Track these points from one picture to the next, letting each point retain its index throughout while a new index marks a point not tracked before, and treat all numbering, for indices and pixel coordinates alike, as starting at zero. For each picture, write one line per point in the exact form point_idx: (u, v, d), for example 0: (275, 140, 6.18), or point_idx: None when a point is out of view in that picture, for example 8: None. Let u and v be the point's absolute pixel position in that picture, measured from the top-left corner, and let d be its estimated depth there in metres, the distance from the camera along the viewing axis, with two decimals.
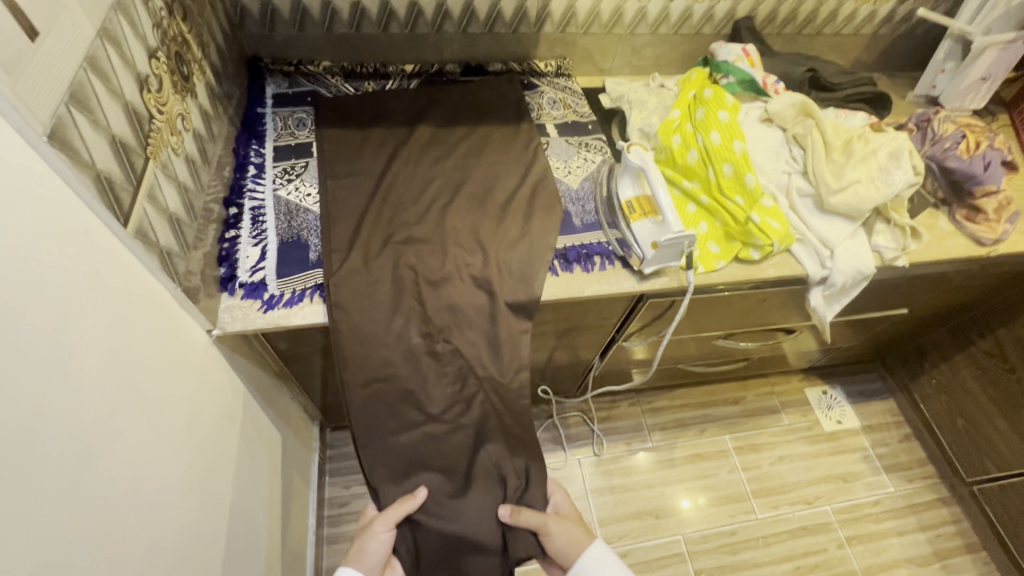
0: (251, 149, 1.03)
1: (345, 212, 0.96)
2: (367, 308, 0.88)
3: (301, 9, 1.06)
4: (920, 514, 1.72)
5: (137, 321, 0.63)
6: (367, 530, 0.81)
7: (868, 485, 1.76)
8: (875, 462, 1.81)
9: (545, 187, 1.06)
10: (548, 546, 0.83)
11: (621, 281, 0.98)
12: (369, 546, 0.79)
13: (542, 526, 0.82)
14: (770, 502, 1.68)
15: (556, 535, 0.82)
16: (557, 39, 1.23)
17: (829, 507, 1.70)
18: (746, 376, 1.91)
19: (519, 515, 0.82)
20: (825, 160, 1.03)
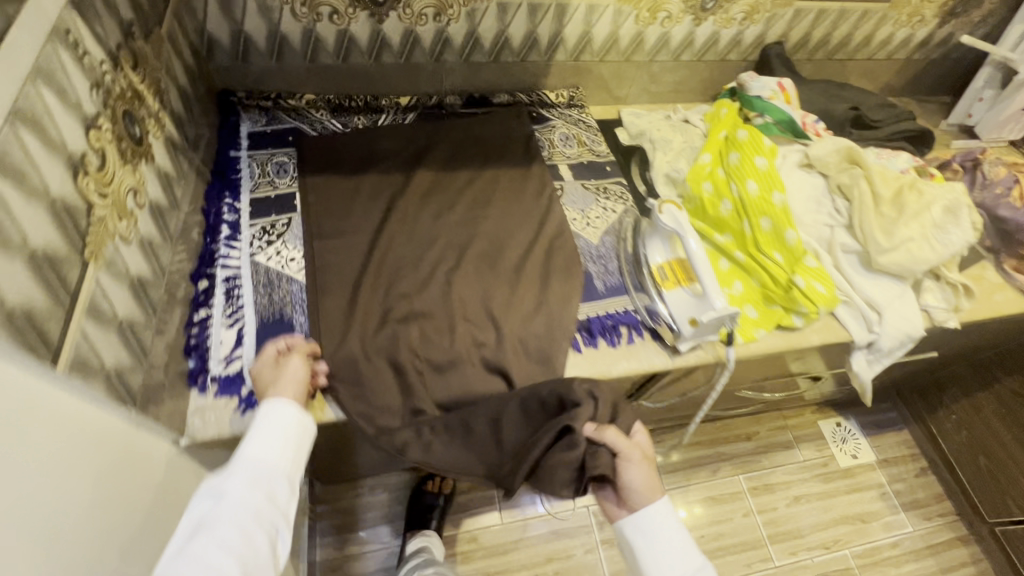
0: (224, 204, 0.89)
1: (335, 282, 0.83)
2: (364, 404, 0.75)
3: (280, 38, 0.91)
4: (939, 555, 1.67)
5: (101, 445, 0.50)
6: (266, 377, 0.68)
7: (886, 525, 1.69)
8: (892, 499, 1.74)
9: (562, 244, 0.94)
10: (620, 480, 0.69)
11: (652, 356, 0.86)
12: (280, 377, 0.67)
13: (626, 451, 0.69)
14: (788, 549, 1.60)
15: (634, 467, 0.68)
16: (570, 67, 1.10)
17: (847, 551, 1.63)
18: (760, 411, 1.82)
19: (607, 430, 0.69)
20: (873, 214, 0.93)
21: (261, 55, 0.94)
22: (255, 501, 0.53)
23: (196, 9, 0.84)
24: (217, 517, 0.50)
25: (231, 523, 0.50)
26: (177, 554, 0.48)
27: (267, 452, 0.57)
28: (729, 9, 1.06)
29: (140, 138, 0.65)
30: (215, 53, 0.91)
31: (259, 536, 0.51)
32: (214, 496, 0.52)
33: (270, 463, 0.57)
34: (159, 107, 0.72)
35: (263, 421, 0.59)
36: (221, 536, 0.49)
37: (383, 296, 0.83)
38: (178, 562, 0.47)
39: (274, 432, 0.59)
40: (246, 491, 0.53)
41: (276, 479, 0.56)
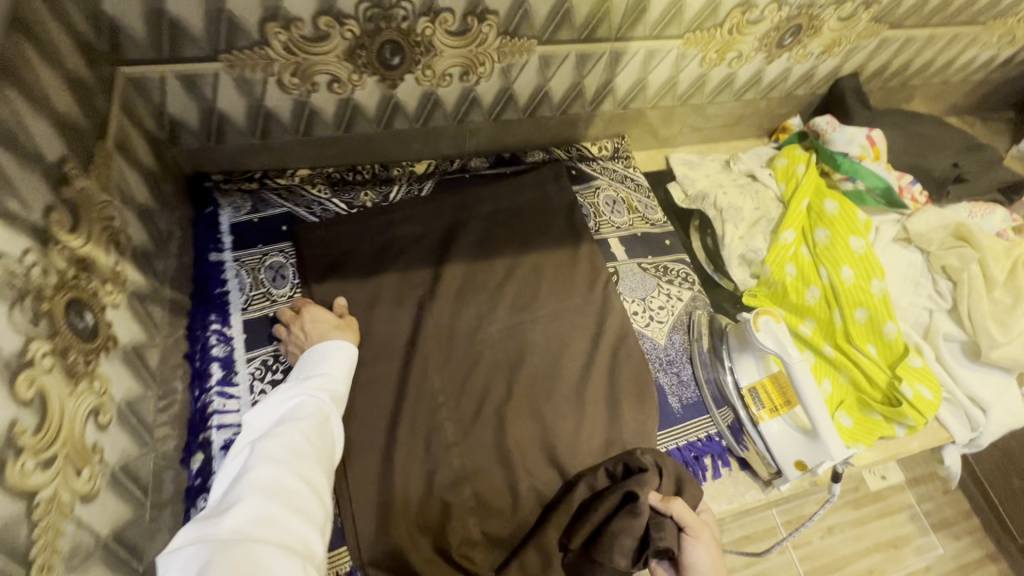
0: (210, 333, 0.69)
1: (364, 435, 0.68)
2: None
3: (265, 114, 0.71)
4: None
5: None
6: (310, 327, 0.68)
7: (918, 549, 1.46)
8: (923, 520, 1.50)
9: (628, 352, 0.79)
10: (683, 557, 0.63)
11: (743, 491, 0.74)
12: (333, 326, 0.69)
13: (694, 527, 0.63)
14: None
15: (702, 546, 0.62)
16: (616, 116, 0.92)
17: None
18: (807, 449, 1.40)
19: (673, 501, 0.64)
20: (987, 301, 0.79)
21: (240, 134, 0.73)
22: (324, 407, 0.61)
23: (151, 90, 0.63)
24: (296, 415, 0.58)
25: (315, 434, 0.57)
26: (265, 436, 0.55)
27: (334, 372, 0.64)
28: (808, 43, 0.88)
29: (94, 328, 0.47)
30: (181, 136, 0.70)
31: (329, 438, 0.58)
32: (290, 402, 0.59)
33: (334, 384, 0.64)
34: (115, 258, 0.53)
35: (327, 350, 0.66)
36: (304, 431, 0.56)
37: (425, 447, 0.68)
38: (266, 442, 0.54)
39: (335, 358, 0.66)
40: (316, 402, 0.60)
41: (338, 396, 0.63)
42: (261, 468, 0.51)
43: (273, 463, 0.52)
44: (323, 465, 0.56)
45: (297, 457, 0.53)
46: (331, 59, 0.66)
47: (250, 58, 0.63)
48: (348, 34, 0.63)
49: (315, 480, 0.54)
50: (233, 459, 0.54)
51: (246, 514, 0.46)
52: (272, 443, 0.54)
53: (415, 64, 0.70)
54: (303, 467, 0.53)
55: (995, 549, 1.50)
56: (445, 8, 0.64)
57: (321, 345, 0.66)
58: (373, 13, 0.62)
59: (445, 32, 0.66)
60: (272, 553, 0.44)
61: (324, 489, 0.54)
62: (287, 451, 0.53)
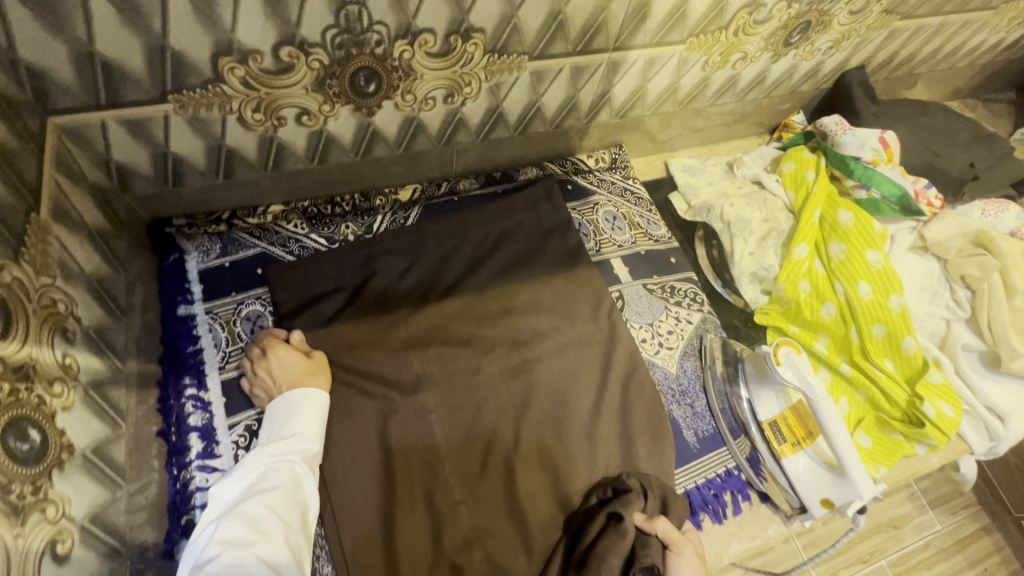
0: (185, 400, 0.62)
1: (360, 503, 0.62)
2: None
3: (228, 153, 0.63)
4: (968, 550, 1.48)
5: None
6: (278, 373, 0.62)
7: (917, 527, 1.47)
8: (921, 498, 1.51)
9: (639, 384, 0.74)
10: None
11: (765, 527, 0.70)
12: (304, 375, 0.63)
13: (679, 543, 0.59)
14: (830, 568, 1.38)
15: (687, 563, 0.58)
16: (613, 125, 0.85)
17: (884, 562, 1.42)
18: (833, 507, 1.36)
19: (657, 519, 0.61)
20: (1009, 311, 0.76)
21: (202, 175, 0.65)
22: (294, 471, 0.57)
23: (92, 138, 0.55)
24: (261, 486, 0.55)
25: (280, 504, 0.54)
26: (227, 513, 0.53)
27: (306, 428, 0.61)
28: (815, 40, 0.83)
29: (42, 445, 0.40)
30: (133, 182, 0.62)
31: (299, 506, 0.56)
32: (257, 469, 0.56)
33: (307, 442, 0.60)
34: (64, 351, 0.46)
35: (296, 403, 0.61)
36: (269, 505, 0.53)
37: (430, 510, 0.63)
38: (227, 520, 0.51)
39: (307, 409, 0.61)
40: (284, 467, 0.57)
41: (312, 455, 0.60)
42: (217, 554, 0.49)
43: (231, 548, 0.49)
44: (290, 541, 0.53)
45: (258, 537, 0.51)
46: (300, 91, 0.58)
47: (204, 97, 0.55)
48: (316, 63, 0.56)
49: (280, 559, 0.51)
50: (196, 539, 0.52)
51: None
52: (232, 523, 0.51)
53: (394, 90, 0.62)
54: (264, 547, 0.51)
55: (990, 523, 1.52)
56: (424, 28, 0.57)
57: (291, 398, 0.61)
58: (343, 39, 0.54)
59: (425, 54, 0.59)
60: None
61: (289, 566, 0.51)
62: (248, 531, 0.51)
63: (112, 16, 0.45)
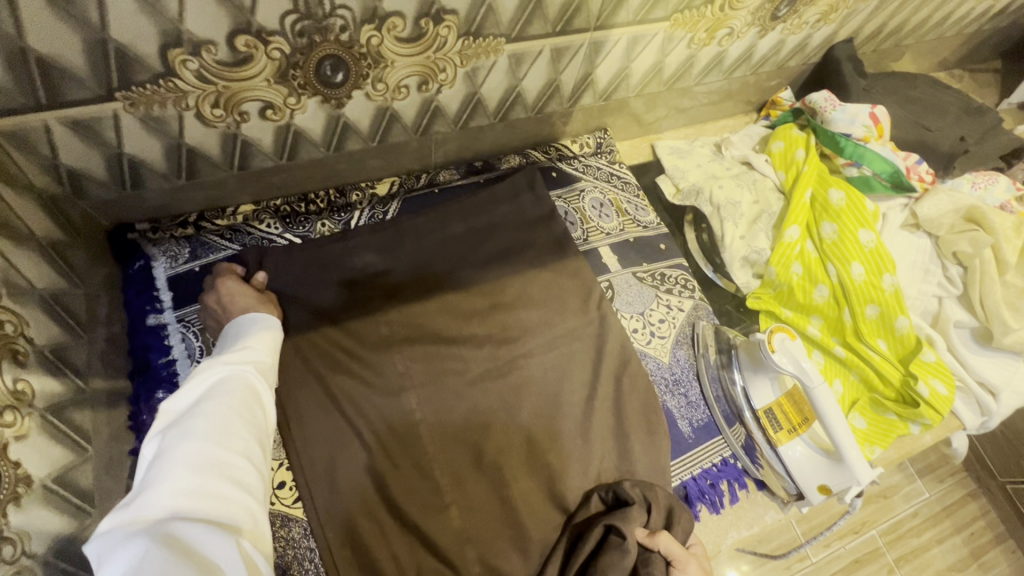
0: (159, 415, 0.58)
1: (348, 514, 0.60)
2: None
3: (189, 152, 0.59)
4: (955, 515, 1.51)
5: None
6: (229, 301, 0.62)
7: (906, 496, 1.50)
8: (909, 467, 1.54)
9: (632, 376, 0.72)
10: None
11: (764, 515, 0.70)
12: (251, 301, 0.62)
13: (682, 560, 0.58)
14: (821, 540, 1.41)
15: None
16: (597, 109, 0.82)
17: (874, 531, 1.44)
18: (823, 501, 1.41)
19: (660, 535, 0.60)
20: (1000, 287, 0.75)
21: (163, 177, 0.61)
22: (254, 376, 0.53)
23: (36, 143, 0.50)
24: (216, 389, 0.49)
25: (245, 405, 0.50)
26: (183, 417, 0.47)
27: (255, 341, 0.57)
28: (803, 13, 0.80)
29: None
30: (88, 188, 0.58)
31: (261, 408, 0.52)
32: (211, 375, 0.51)
33: (258, 352, 0.56)
34: (15, 376, 0.42)
35: (244, 324, 0.58)
36: (232, 405, 0.48)
37: (421, 515, 0.61)
38: (186, 421, 0.46)
39: (258, 328, 0.58)
40: (242, 373, 0.52)
41: (267, 367, 0.56)
42: (184, 451, 0.43)
43: (198, 444, 0.44)
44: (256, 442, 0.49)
45: (226, 432, 0.46)
46: (261, 83, 0.54)
47: (156, 93, 0.51)
48: (276, 53, 0.52)
49: (250, 457, 0.47)
50: (143, 449, 0.45)
51: (168, 504, 0.40)
52: (195, 422, 0.46)
53: (364, 79, 0.59)
54: (232, 444, 0.46)
55: (976, 487, 1.55)
56: (392, 11, 0.53)
57: (241, 319, 0.58)
58: (304, 26, 0.51)
59: (394, 39, 0.55)
60: (209, 543, 0.39)
61: (260, 466, 0.48)
62: (215, 429, 0.46)
63: (43, 9, 0.41)
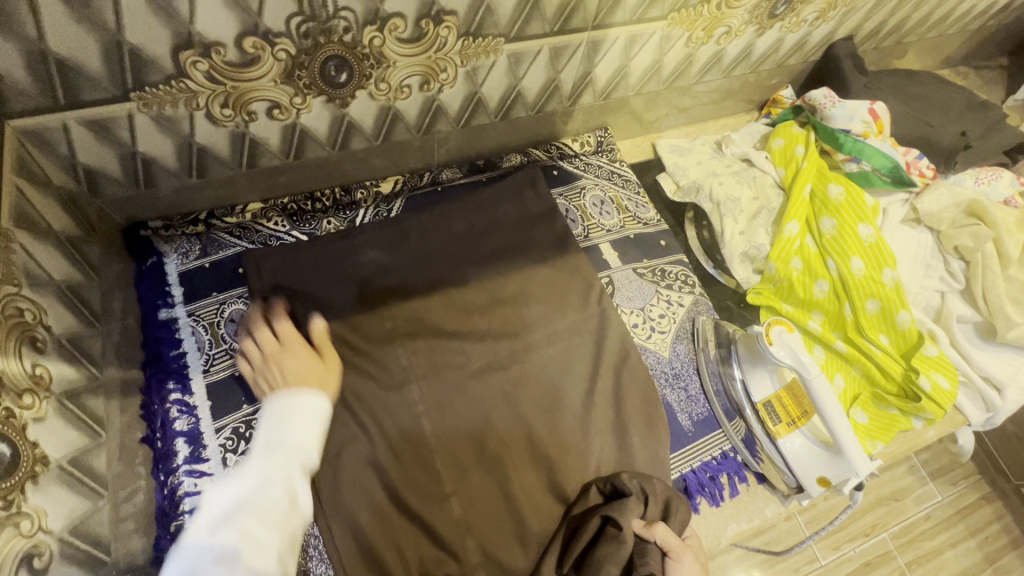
0: (170, 406, 0.62)
1: (349, 503, 0.61)
2: None
3: (199, 151, 0.61)
4: (969, 519, 1.50)
5: None
6: (285, 358, 0.62)
7: (918, 499, 1.49)
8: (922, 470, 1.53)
9: (631, 370, 0.73)
10: None
11: (763, 507, 0.70)
12: (309, 359, 0.63)
13: (678, 550, 0.59)
14: (831, 543, 1.41)
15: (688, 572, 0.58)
16: (597, 108, 0.84)
17: (886, 534, 1.44)
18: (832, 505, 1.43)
19: (656, 527, 0.61)
20: (1003, 281, 0.75)
21: (175, 175, 0.63)
22: (295, 480, 0.50)
23: (54, 141, 0.53)
24: (266, 506, 0.46)
25: (279, 512, 0.47)
26: (217, 522, 0.44)
27: (305, 436, 0.54)
28: (801, 11, 0.81)
29: (13, 459, 0.39)
30: (103, 185, 0.60)
31: (298, 513, 0.48)
32: (252, 476, 0.48)
33: (304, 450, 0.52)
34: (33, 361, 0.45)
35: (296, 408, 0.55)
36: (267, 515, 0.46)
37: (423, 505, 0.62)
38: (219, 530, 0.44)
39: (307, 413, 0.55)
40: (284, 476, 0.49)
41: (311, 466, 0.52)
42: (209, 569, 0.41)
43: (225, 561, 0.42)
44: (288, 555, 0.46)
45: (255, 548, 0.44)
46: (268, 84, 0.56)
47: (168, 93, 0.53)
48: (282, 53, 0.54)
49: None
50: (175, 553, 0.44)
51: None
52: (226, 533, 0.43)
53: (367, 78, 0.60)
54: (259, 560, 0.44)
55: (990, 490, 1.54)
56: (394, 13, 0.55)
57: (294, 386, 0.58)
58: (309, 27, 0.53)
59: (396, 40, 0.57)
60: None
61: None
62: (245, 543, 0.43)
63: (63, 13, 0.44)
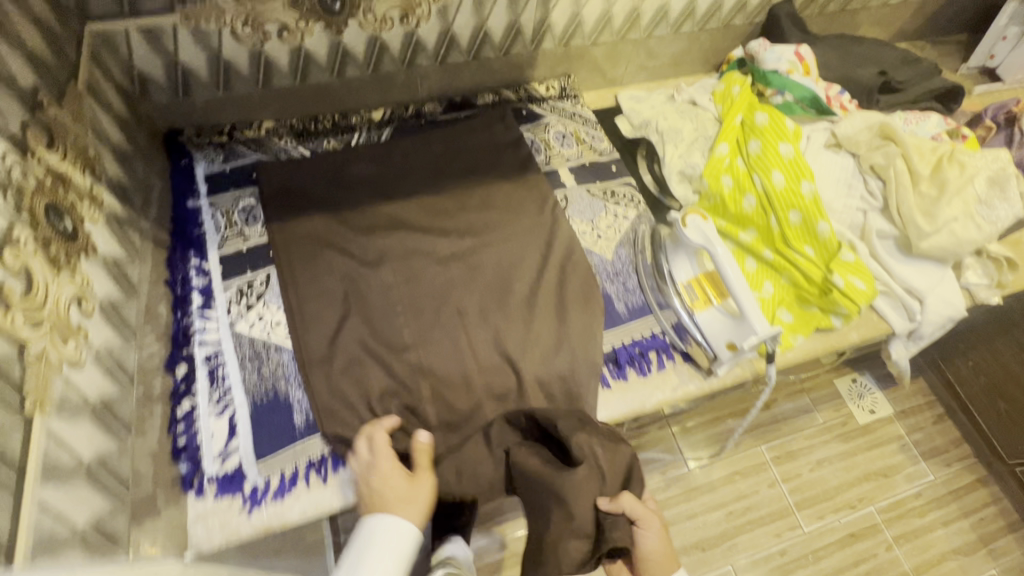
0: (191, 267, 0.77)
1: (324, 345, 0.74)
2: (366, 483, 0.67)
3: (225, 65, 0.78)
4: (962, 500, 1.58)
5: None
6: (378, 482, 0.62)
7: (908, 477, 1.59)
8: (913, 450, 1.63)
9: (574, 265, 0.85)
10: (635, 547, 0.65)
11: (686, 382, 0.80)
12: (404, 486, 0.61)
13: (646, 519, 0.64)
14: (816, 513, 1.51)
15: (653, 534, 0.65)
16: (559, 55, 0.98)
17: (873, 508, 1.54)
18: (819, 472, 1.57)
19: (623, 499, 0.63)
20: (912, 194, 0.84)
21: (206, 87, 0.81)
22: None
23: (118, 46, 0.71)
24: None
25: None
26: None
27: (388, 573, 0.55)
28: None
29: (74, 233, 0.54)
30: (152, 91, 0.78)
31: None
32: None
33: None
34: (92, 183, 0.60)
35: (384, 538, 0.57)
36: None
37: (385, 351, 0.75)
38: None
39: (389, 545, 0.57)
40: None
41: None
42: None
43: None
44: None
45: None
46: (277, 7, 0.73)
47: (203, 9, 0.70)
48: None
49: None
50: None
51: None
52: None
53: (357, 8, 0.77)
54: None
55: (986, 474, 1.62)
56: None
57: (379, 523, 0.58)
58: None
59: None
60: None
61: None
62: None
63: None
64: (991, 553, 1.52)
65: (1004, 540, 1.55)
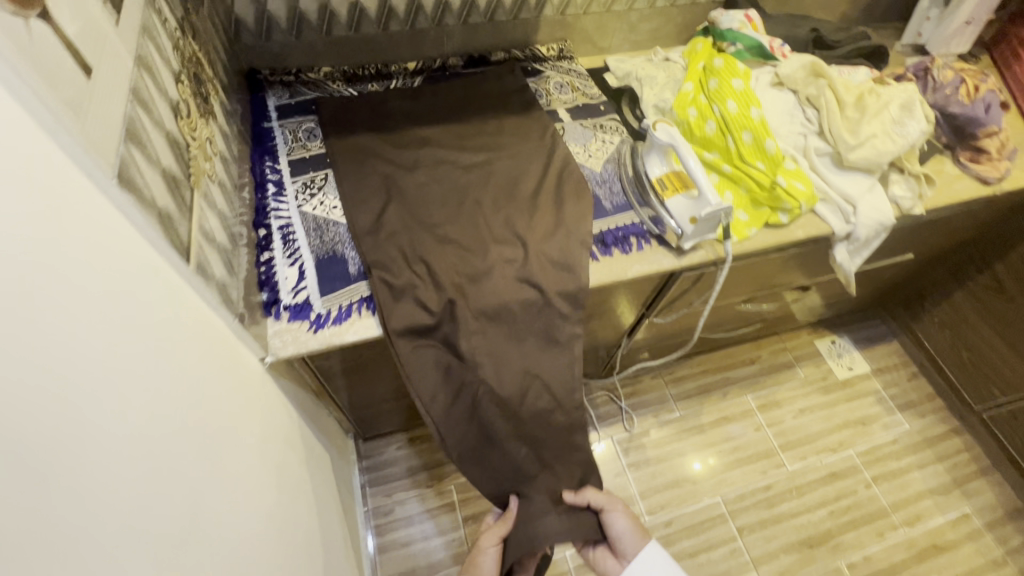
0: (266, 166, 0.99)
1: (369, 221, 0.94)
2: (402, 310, 0.87)
3: (300, 14, 1.03)
4: (936, 446, 1.67)
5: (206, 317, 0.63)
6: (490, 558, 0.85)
7: (885, 425, 1.69)
8: (889, 402, 1.74)
9: (570, 173, 1.05)
10: (611, 530, 0.88)
11: (660, 258, 0.99)
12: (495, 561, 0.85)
13: (608, 505, 0.89)
14: (799, 453, 1.63)
15: (620, 517, 0.88)
16: (557, 21, 1.23)
17: (852, 452, 1.64)
18: (801, 416, 1.69)
19: (586, 493, 0.89)
20: (840, 118, 1.05)
21: (284, 33, 1.06)
22: None
23: None
24: None
25: None
26: None
27: None
28: None
29: (207, 97, 0.76)
30: (244, 34, 1.02)
31: None
32: None
33: None
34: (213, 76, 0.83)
35: None
36: None
37: (418, 225, 0.95)
38: None
39: None
40: None
41: None
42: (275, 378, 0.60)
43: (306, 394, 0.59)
44: None
45: None
46: None
47: None
48: None
49: None
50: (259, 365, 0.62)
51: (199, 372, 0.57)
52: None
53: None
54: None
55: (959, 424, 1.71)
56: None
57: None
58: None
59: None
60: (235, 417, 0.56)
61: None
62: None
63: None
64: (966, 493, 1.60)
65: (978, 482, 1.62)
